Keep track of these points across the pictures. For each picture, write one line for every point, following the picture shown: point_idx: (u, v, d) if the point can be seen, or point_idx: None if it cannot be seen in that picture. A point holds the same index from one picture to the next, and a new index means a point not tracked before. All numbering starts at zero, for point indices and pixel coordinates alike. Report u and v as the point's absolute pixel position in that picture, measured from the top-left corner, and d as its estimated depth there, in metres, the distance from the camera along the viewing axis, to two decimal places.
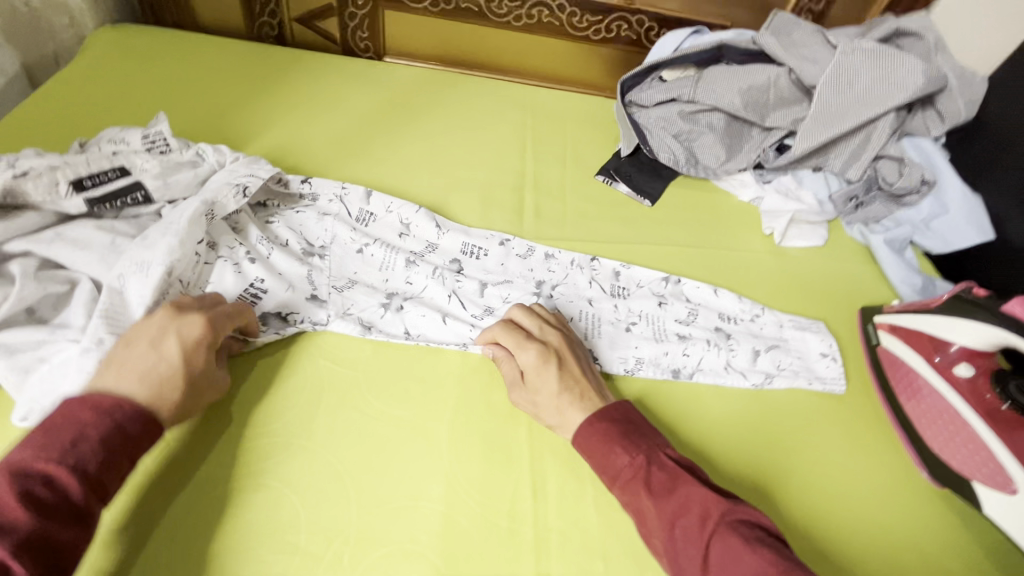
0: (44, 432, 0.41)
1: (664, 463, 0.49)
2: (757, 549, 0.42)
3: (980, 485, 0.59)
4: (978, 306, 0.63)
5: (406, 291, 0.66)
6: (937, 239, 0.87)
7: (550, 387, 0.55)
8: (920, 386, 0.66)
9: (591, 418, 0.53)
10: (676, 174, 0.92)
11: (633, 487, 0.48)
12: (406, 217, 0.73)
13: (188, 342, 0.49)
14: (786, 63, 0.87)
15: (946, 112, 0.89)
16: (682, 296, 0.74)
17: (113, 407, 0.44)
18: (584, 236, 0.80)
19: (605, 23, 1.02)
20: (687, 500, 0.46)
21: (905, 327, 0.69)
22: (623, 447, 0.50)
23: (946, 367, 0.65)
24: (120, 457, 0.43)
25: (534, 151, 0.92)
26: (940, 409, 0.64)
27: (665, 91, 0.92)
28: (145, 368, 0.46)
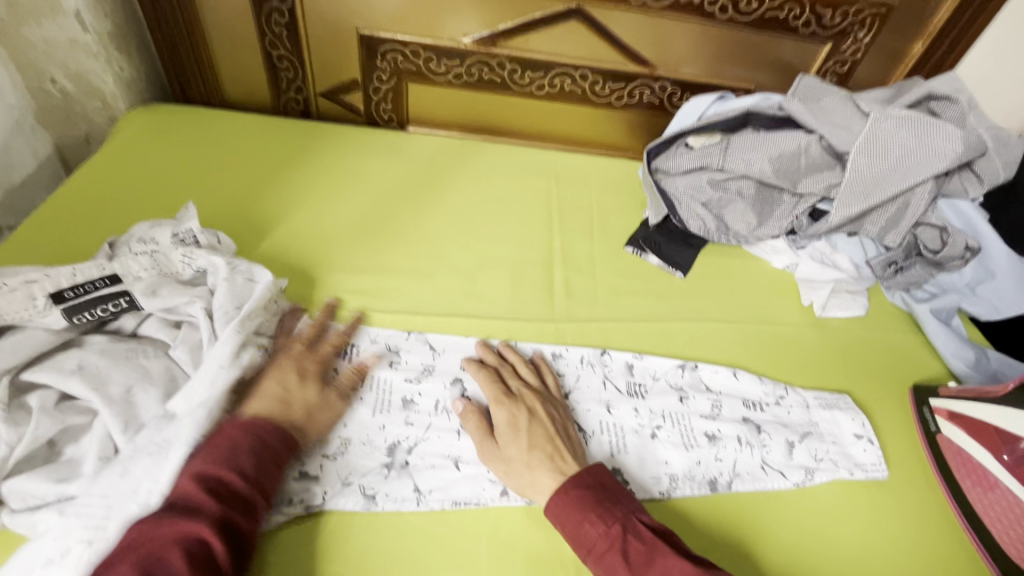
0: (207, 446, 0.49)
1: (641, 534, 0.50)
2: None
3: None
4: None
5: (410, 437, 0.60)
6: (983, 304, 0.85)
7: (519, 444, 0.57)
8: (992, 481, 0.61)
9: (568, 488, 0.53)
10: (706, 241, 0.91)
11: (610, 558, 0.50)
12: (395, 343, 0.68)
13: (308, 377, 0.59)
14: (817, 130, 0.86)
15: (984, 173, 0.87)
16: (701, 384, 0.70)
17: (258, 426, 0.51)
18: (617, 314, 0.78)
19: (627, 89, 1.02)
20: (666, 573, 0.47)
21: (967, 415, 0.65)
22: (598, 518, 0.51)
23: (1017, 466, 0.60)
24: (272, 462, 0.50)
25: (561, 223, 0.91)
26: (1015, 511, 0.59)
27: (692, 159, 0.91)
28: (278, 399, 0.55)
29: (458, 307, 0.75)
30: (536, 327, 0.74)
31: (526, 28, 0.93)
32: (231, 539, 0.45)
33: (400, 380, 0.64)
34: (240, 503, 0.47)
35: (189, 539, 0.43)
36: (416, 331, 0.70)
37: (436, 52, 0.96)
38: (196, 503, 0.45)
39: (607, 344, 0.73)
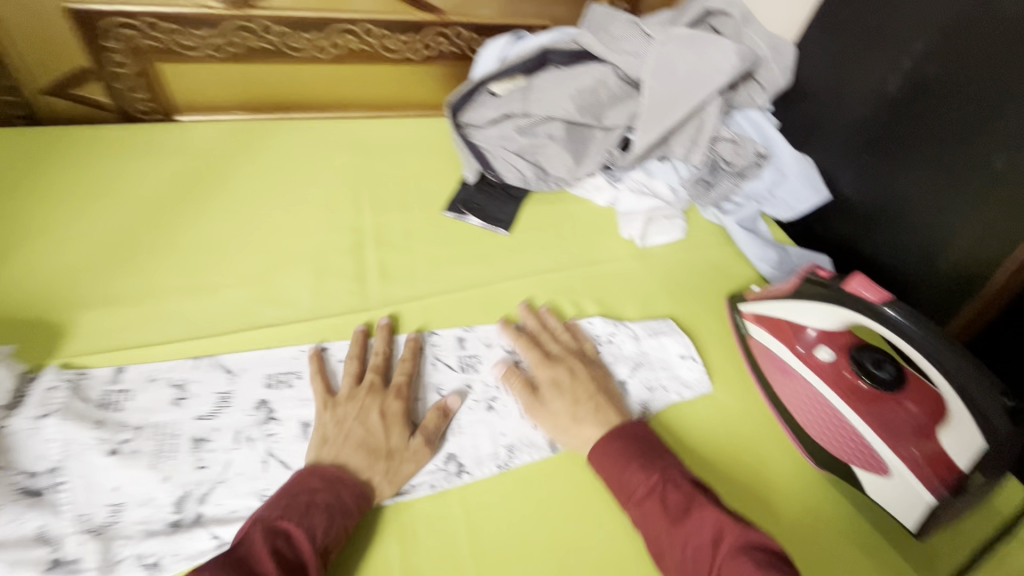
0: (287, 496, 0.50)
1: (680, 484, 0.54)
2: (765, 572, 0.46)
3: (858, 469, 0.57)
4: (823, 286, 0.63)
5: (203, 481, 0.53)
6: (782, 205, 0.92)
7: (566, 399, 0.61)
8: (790, 372, 0.65)
9: (609, 439, 0.57)
10: (528, 192, 0.89)
11: (648, 505, 0.53)
12: (179, 376, 0.59)
13: (389, 418, 0.57)
14: (610, 61, 0.85)
15: (767, 82, 0.92)
16: (536, 340, 0.68)
17: (340, 480, 0.52)
18: (439, 289, 0.72)
19: (420, 40, 0.93)
20: (700, 522, 0.51)
21: (769, 316, 0.68)
22: (639, 466, 0.55)
23: (809, 353, 0.64)
24: (343, 522, 0.50)
25: (371, 198, 0.83)
26: (810, 397, 0.62)
27: (496, 107, 0.86)
28: (362, 447, 0.54)
29: (252, 319, 0.65)
30: (347, 322, 0.66)
31: None
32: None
33: (190, 419, 0.56)
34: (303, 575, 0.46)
35: None
36: (206, 356, 0.61)
37: (178, 21, 0.80)
38: (259, 562, 0.45)
39: (430, 323, 0.68)
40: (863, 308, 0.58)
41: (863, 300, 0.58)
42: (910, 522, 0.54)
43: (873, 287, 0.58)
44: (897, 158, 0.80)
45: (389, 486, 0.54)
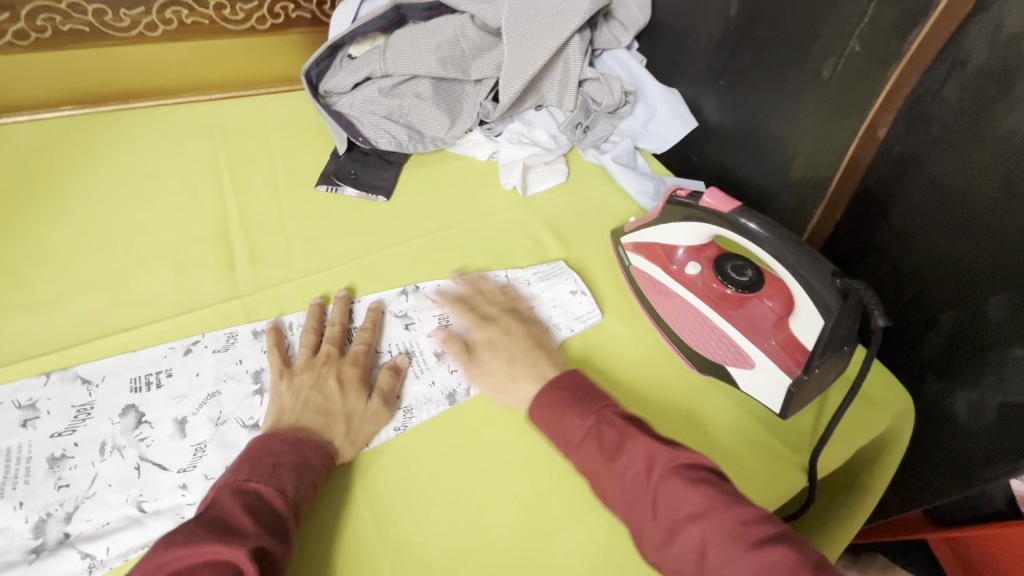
0: (249, 460, 0.48)
1: (614, 423, 0.51)
2: (701, 489, 0.46)
3: (733, 369, 0.61)
4: (685, 205, 0.65)
5: (66, 501, 0.47)
6: (654, 138, 0.95)
7: (500, 358, 0.60)
8: (666, 291, 0.68)
9: (550, 390, 0.55)
10: (405, 156, 0.86)
11: (586, 446, 0.51)
12: (29, 396, 0.53)
13: (348, 381, 0.56)
14: (465, 10, 0.83)
15: (627, 21, 0.95)
16: (428, 300, 0.68)
17: (303, 441, 0.50)
18: (318, 265, 0.69)
19: (265, 7, 0.87)
20: (635, 453, 0.49)
21: (643, 241, 0.71)
22: (572, 412, 0.53)
23: (680, 271, 0.68)
24: (310, 480, 0.48)
25: (234, 183, 0.77)
26: (684, 311, 0.66)
27: (355, 71, 0.83)
28: (320, 408, 0.54)
29: (104, 325, 0.59)
30: (217, 312, 0.62)
31: None
32: (262, 560, 0.42)
33: (45, 437, 0.50)
34: (279, 526, 0.44)
35: (223, 564, 0.39)
36: (58, 369, 0.55)
37: None
38: (233, 517, 0.43)
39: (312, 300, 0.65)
40: (718, 219, 0.62)
41: (718, 212, 0.61)
42: (775, 406, 0.58)
43: (725, 201, 0.61)
44: (750, 79, 0.84)
45: (348, 448, 0.53)
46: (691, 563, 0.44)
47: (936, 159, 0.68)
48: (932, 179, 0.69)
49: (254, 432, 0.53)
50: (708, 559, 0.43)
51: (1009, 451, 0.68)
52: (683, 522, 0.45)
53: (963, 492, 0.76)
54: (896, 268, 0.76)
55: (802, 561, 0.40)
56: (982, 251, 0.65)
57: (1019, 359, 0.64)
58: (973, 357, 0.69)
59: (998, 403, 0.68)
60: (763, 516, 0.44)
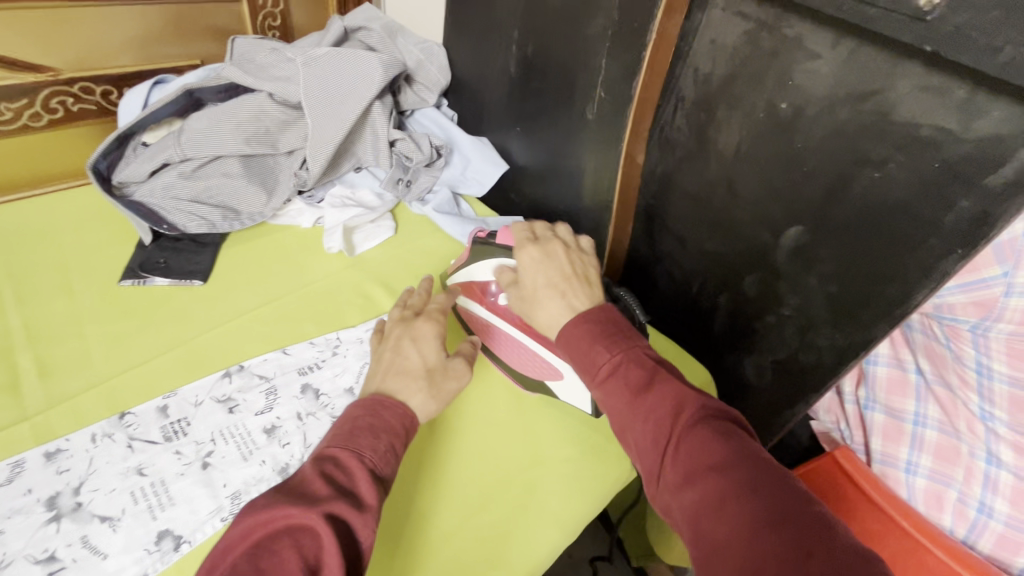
0: (339, 428, 0.50)
1: (644, 363, 0.53)
2: (724, 440, 0.46)
3: (550, 383, 0.68)
4: (486, 242, 0.72)
5: None
6: (474, 184, 1.03)
7: (539, 279, 0.63)
8: (487, 324, 0.73)
9: (580, 322, 0.57)
10: (222, 236, 0.85)
11: (611, 382, 0.52)
12: None
13: (422, 344, 0.59)
14: (261, 89, 0.86)
15: (429, 82, 1.05)
16: (253, 378, 0.67)
17: (380, 406, 0.52)
18: (125, 364, 0.66)
19: (38, 104, 0.82)
20: (662, 394, 0.50)
21: (462, 281, 0.75)
22: (605, 347, 0.54)
23: (495, 302, 0.72)
24: (390, 444, 0.49)
25: (15, 294, 0.70)
26: (504, 339, 0.71)
27: (151, 159, 0.81)
28: (398, 371, 0.56)
29: None
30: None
31: None
32: (340, 525, 0.41)
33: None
34: (353, 493, 0.44)
35: (298, 527, 0.39)
36: None
37: None
38: (310, 482, 0.43)
39: (120, 405, 0.61)
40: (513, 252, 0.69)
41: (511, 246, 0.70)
42: (587, 408, 0.67)
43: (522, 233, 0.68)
44: (540, 124, 0.96)
45: (429, 406, 0.55)
46: (705, 512, 0.43)
47: (683, 175, 0.82)
48: (685, 190, 0.82)
49: (47, 565, 0.49)
50: (724, 508, 0.42)
51: (788, 398, 0.83)
52: (704, 469, 0.45)
53: (771, 439, 0.91)
54: (681, 266, 0.89)
55: (816, 517, 0.41)
56: (730, 243, 0.80)
57: (772, 324, 0.79)
58: (746, 328, 0.83)
59: (770, 363, 0.82)
60: (782, 472, 0.44)
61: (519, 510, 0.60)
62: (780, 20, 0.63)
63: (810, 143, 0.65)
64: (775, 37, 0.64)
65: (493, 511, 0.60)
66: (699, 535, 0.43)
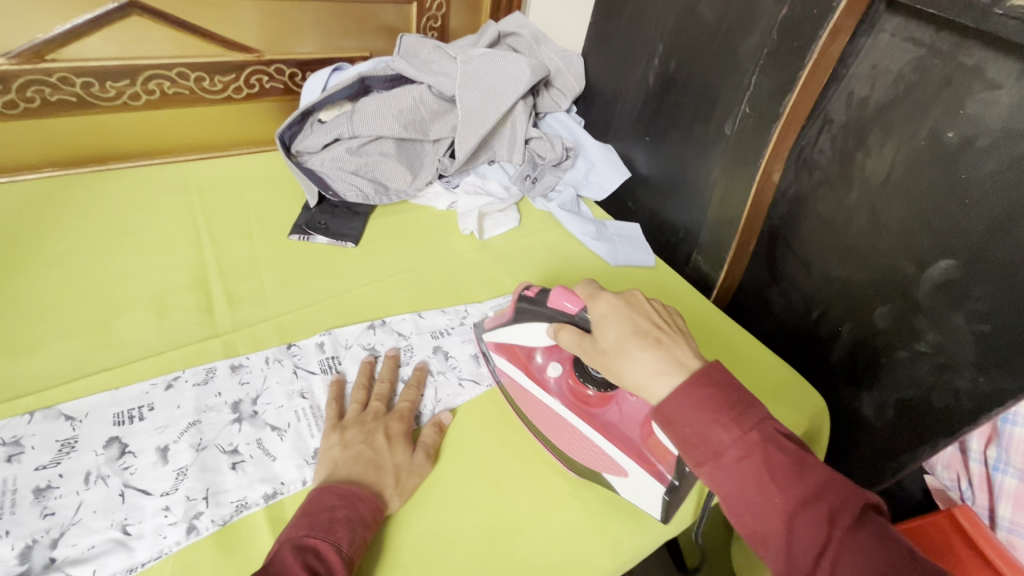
0: (308, 517, 0.50)
1: (779, 443, 0.45)
2: (881, 540, 0.41)
3: (608, 475, 0.59)
4: (530, 304, 0.66)
5: (52, 527, 0.49)
6: (595, 188, 1.07)
7: (618, 332, 0.54)
8: (528, 396, 0.66)
9: (690, 389, 0.48)
10: (372, 207, 0.95)
11: (746, 466, 0.45)
12: (13, 434, 0.55)
13: (395, 437, 0.59)
14: (424, 81, 0.95)
15: (565, 88, 1.11)
16: (394, 333, 0.74)
17: (355, 495, 0.52)
18: (292, 305, 0.76)
19: (242, 80, 0.96)
20: (809, 484, 0.44)
21: (501, 342, 0.69)
22: (732, 425, 0.46)
23: (541, 373, 0.67)
24: (363, 536, 0.50)
25: (210, 234, 0.83)
26: (549, 418, 0.64)
27: (325, 133, 0.93)
28: (370, 460, 0.56)
29: (86, 367, 0.63)
30: (197, 351, 0.67)
31: (75, 31, 0.80)
32: None
33: (29, 471, 0.53)
34: None
35: None
36: (42, 408, 0.58)
37: None
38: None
39: (288, 337, 0.71)
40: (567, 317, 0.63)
41: (562, 308, 0.63)
42: (657, 513, 0.57)
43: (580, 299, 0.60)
44: (671, 136, 0.99)
45: (397, 498, 0.55)
46: None
47: (820, 198, 0.81)
48: (819, 213, 0.81)
49: (232, 456, 0.57)
50: None
51: (908, 441, 0.79)
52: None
53: (883, 483, 0.85)
54: (803, 291, 0.87)
55: None
56: (865, 271, 0.77)
57: (903, 359, 0.76)
58: (870, 361, 0.80)
59: (894, 401, 0.79)
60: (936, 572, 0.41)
61: None
62: (958, 47, 0.62)
63: (977, 175, 0.63)
64: (949, 64, 0.63)
65: (600, 488, 0.62)
66: None
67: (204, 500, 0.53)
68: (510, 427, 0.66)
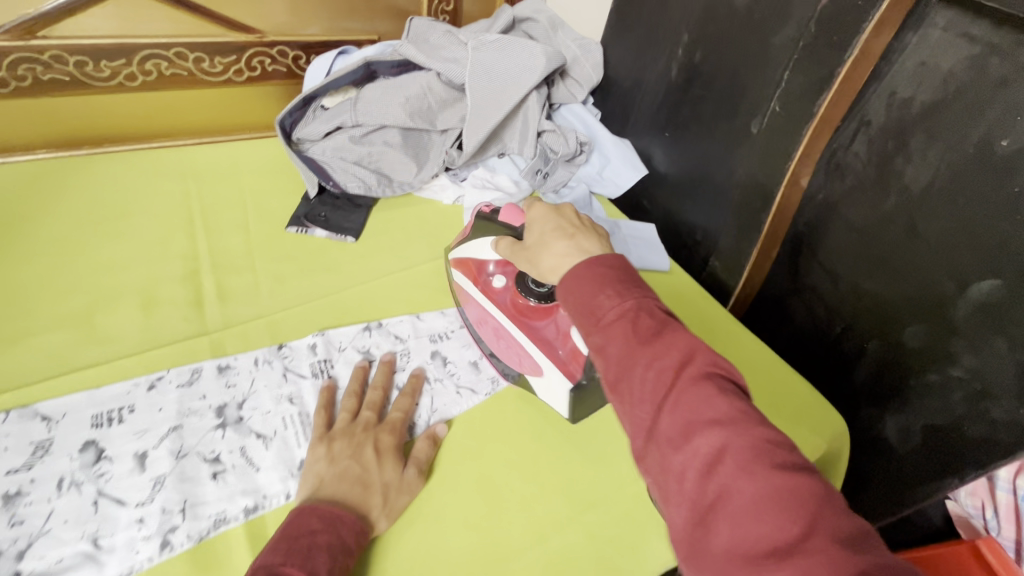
0: (287, 541, 0.46)
1: (654, 312, 0.44)
2: (730, 399, 0.39)
3: (532, 376, 0.65)
4: (489, 220, 0.68)
5: (19, 538, 0.47)
6: (610, 185, 1.02)
7: (540, 228, 0.56)
8: (475, 306, 0.70)
9: (589, 262, 0.49)
10: (375, 199, 0.91)
11: (617, 327, 0.44)
12: None
13: (384, 451, 0.56)
14: (432, 68, 0.90)
15: (582, 78, 1.05)
16: (391, 336, 0.71)
17: (338, 518, 0.49)
18: (286, 302, 0.72)
19: (243, 62, 0.92)
20: (672, 344, 0.42)
21: (461, 256, 0.72)
22: (612, 291, 0.45)
23: (487, 285, 0.69)
24: (344, 565, 0.47)
25: (204, 224, 0.80)
26: (489, 321, 0.69)
27: (328, 120, 0.89)
28: (357, 477, 0.53)
29: (67, 363, 0.60)
30: (183, 349, 0.64)
31: (68, 6, 0.77)
32: None
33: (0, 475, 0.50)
34: None
35: None
36: (19, 407, 0.55)
37: None
38: None
39: (279, 337, 0.67)
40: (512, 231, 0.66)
41: (511, 223, 0.66)
42: (563, 410, 0.63)
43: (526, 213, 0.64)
44: (692, 133, 0.93)
45: (383, 519, 0.52)
46: (697, 470, 0.37)
47: (852, 206, 0.75)
48: (850, 222, 0.76)
49: (213, 465, 0.54)
50: (721, 467, 0.37)
51: (935, 469, 0.74)
52: (703, 426, 0.38)
53: (903, 510, 0.81)
54: (828, 304, 0.82)
55: (820, 487, 0.35)
56: (898, 288, 0.72)
57: (934, 384, 0.71)
58: (897, 382, 0.75)
59: (921, 425, 0.74)
60: (791, 446, 0.38)
61: (629, 518, 0.58)
62: (1019, 46, 0.56)
63: None
64: (1008, 64, 0.57)
65: (603, 513, 0.58)
66: (682, 490, 0.38)
67: (180, 513, 0.50)
68: (507, 443, 0.62)
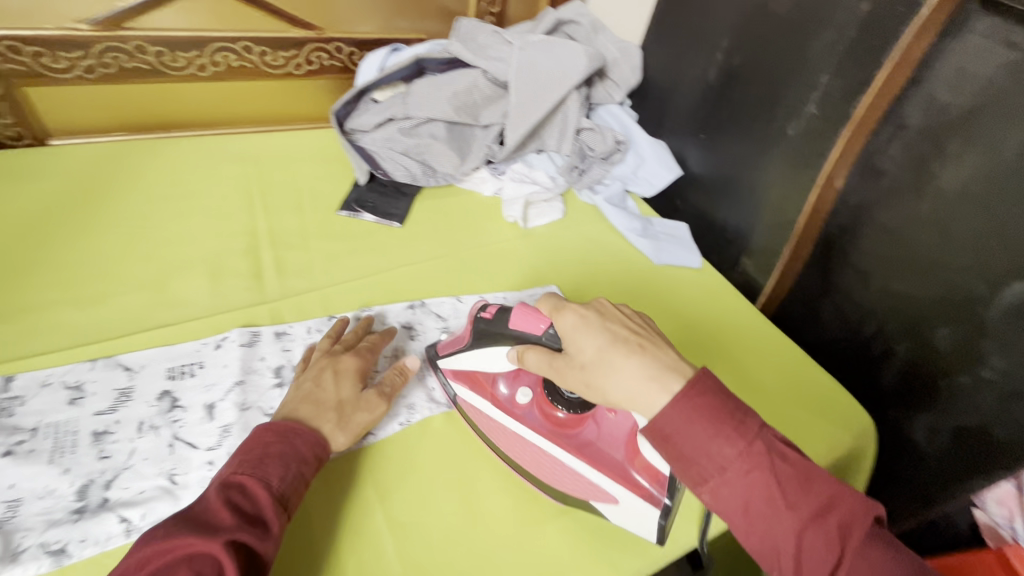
0: (241, 452, 0.50)
1: (782, 452, 0.47)
2: (879, 542, 0.44)
3: (599, 502, 0.57)
4: (486, 327, 0.61)
5: (107, 469, 0.52)
6: (644, 184, 1.05)
7: (591, 344, 0.53)
8: (496, 429, 0.61)
9: (687, 401, 0.48)
10: (419, 188, 0.96)
11: (754, 478, 0.46)
12: (76, 379, 0.59)
13: (343, 375, 0.58)
14: (479, 65, 0.95)
15: (620, 79, 1.08)
16: (433, 314, 0.75)
17: (293, 430, 0.51)
18: (337, 279, 0.77)
19: (303, 56, 0.98)
20: (816, 494, 0.46)
21: (463, 369, 0.63)
22: (736, 439, 0.47)
23: (509, 402, 0.62)
24: (298, 471, 0.50)
25: (263, 204, 0.86)
26: (523, 446, 0.60)
27: (379, 113, 0.94)
28: (312, 397, 0.55)
29: (144, 323, 0.66)
30: (246, 315, 0.69)
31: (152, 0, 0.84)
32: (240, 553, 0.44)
33: (89, 415, 0.56)
34: (259, 519, 0.46)
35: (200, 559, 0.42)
36: (104, 357, 0.61)
37: (46, 43, 0.81)
38: (213, 512, 0.45)
39: (332, 310, 0.72)
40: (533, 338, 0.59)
41: (533, 330, 0.58)
42: (650, 536, 0.56)
43: (544, 317, 0.58)
44: (727, 135, 0.96)
45: (341, 434, 0.54)
46: None
47: (886, 208, 0.76)
48: (883, 225, 0.77)
49: None
50: None
51: (961, 471, 0.75)
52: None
53: (927, 515, 0.82)
54: (858, 305, 0.83)
55: None
56: (929, 289, 0.73)
57: (964, 385, 0.71)
58: (926, 384, 0.76)
59: (950, 427, 0.74)
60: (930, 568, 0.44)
61: None
62: None
63: None
64: None
65: None
66: None
67: None
68: None
